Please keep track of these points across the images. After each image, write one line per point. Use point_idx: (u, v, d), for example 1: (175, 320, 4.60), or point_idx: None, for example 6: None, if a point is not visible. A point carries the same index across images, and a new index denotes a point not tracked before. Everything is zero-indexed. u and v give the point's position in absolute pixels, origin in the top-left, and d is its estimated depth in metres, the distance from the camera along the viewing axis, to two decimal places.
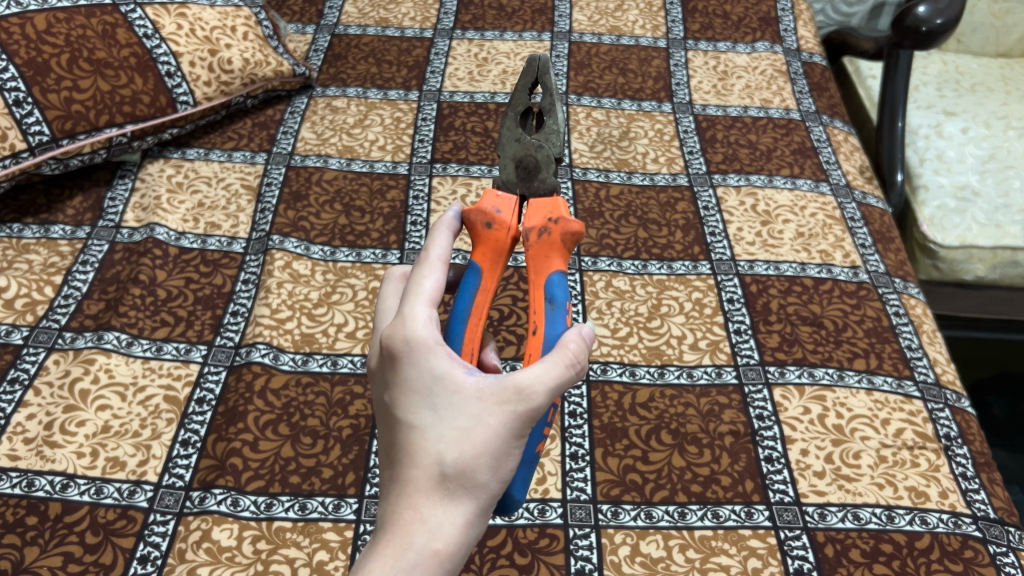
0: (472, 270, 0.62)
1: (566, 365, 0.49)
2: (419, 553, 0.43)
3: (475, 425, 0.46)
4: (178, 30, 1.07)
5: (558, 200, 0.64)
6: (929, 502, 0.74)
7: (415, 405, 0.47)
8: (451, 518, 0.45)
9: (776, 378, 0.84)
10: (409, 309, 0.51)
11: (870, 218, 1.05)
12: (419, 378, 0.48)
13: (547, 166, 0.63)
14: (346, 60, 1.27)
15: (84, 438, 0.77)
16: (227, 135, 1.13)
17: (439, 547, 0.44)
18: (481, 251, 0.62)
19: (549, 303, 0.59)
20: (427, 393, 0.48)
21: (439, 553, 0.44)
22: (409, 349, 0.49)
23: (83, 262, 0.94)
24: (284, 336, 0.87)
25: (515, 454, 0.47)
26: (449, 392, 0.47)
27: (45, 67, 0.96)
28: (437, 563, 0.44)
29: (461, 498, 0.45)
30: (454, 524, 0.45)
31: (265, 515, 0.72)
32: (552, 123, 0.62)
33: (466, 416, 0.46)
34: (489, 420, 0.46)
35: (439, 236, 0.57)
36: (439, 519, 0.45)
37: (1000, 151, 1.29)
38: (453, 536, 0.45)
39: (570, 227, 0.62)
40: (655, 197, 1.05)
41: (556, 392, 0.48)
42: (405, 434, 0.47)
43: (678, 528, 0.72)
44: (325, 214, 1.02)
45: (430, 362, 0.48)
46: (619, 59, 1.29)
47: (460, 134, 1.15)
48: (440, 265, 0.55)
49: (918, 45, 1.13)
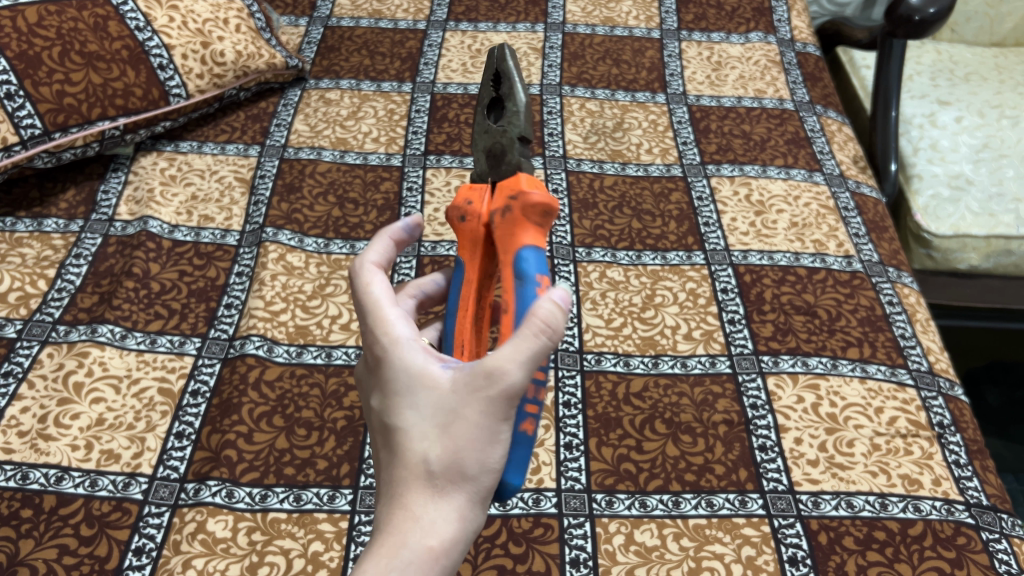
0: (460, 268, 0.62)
1: (536, 333, 0.45)
2: (414, 552, 0.44)
3: (455, 416, 0.46)
4: (170, 22, 1.06)
5: (523, 175, 0.61)
6: (922, 489, 0.75)
7: (398, 406, 0.47)
8: (445, 511, 0.46)
9: (770, 367, 0.84)
10: (380, 313, 0.51)
11: (864, 208, 1.05)
12: (397, 377, 0.48)
13: (511, 149, 0.61)
14: (339, 52, 1.27)
15: (79, 430, 0.77)
16: (220, 127, 1.12)
17: (433, 544, 0.44)
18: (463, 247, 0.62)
19: (519, 279, 0.57)
20: (408, 391, 0.48)
21: (434, 549, 0.44)
22: (386, 351, 0.49)
23: (76, 255, 0.94)
24: (278, 328, 0.87)
25: (499, 439, 0.47)
26: (427, 388, 0.47)
27: (37, 60, 0.96)
28: (432, 561, 0.44)
29: (452, 491, 0.46)
30: (450, 519, 0.46)
31: (260, 506, 0.72)
32: (512, 107, 0.60)
33: (447, 409, 0.46)
34: (469, 409, 0.46)
35: (378, 243, 0.55)
36: (432, 517, 0.45)
37: (994, 140, 1.29)
38: (447, 528, 0.45)
39: (539, 199, 0.59)
40: (649, 187, 1.05)
41: (534, 363, 0.46)
42: (392, 435, 0.47)
43: (673, 516, 0.72)
44: (319, 206, 1.02)
45: (406, 360, 0.48)
46: (613, 50, 1.28)
47: (454, 125, 1.15)
48: (376, 269, 0.53)
49: (911, 34, 1.13)
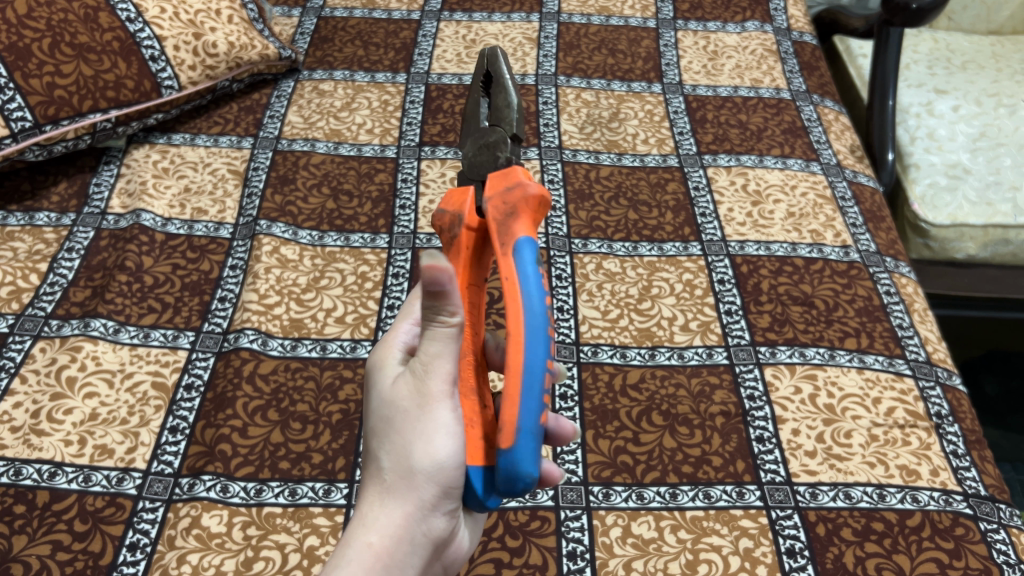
0: (526, 246, 0.52)
1: (435, 325, 0.48)
2: (355, 548, 0.49)
3: (399, 417, 0.51)
4: (162, 14, 1.05)
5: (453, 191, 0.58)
6: (921, 480, 0.74)
7: (372, 419, 0.54)
8: (394, 508, 0.51)
9: (767, 358, 0.84)
10: (394, 329, 0.56)
11: (861, 197, 1.04)
12: (376, 395, 0.54)
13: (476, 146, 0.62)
14: (332, 43, 1.26)
15: (72, 426, 0.76)
16: (213, 119, 1.11)
17: (374, 541, 0.50)
18: (525, 226, 0.53)
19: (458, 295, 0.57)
20: (377, 407, 0.53)
21: (373, 546, 0.50)
22: (375, 369, 0.55)
23: (69, 249, 0.93)
24: (272, 321, 0.87)
25: (446, 433, 0.50)
26: (388, 400, 0.52)
27: (27, 52, 0.95)
28: (371, 556, 0.49)
29: (398, 488, 0.51)
30: (398, 516, 0.51)
31: (255, 501, 0.72)
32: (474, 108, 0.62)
33: (394, 416, 0.51)
34: (407, 407, 0.51)
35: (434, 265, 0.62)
36: (380, 514, 0.51)
37: (991, 129, 1.29)
38: (390, 525, 0.51)
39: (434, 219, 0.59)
40: (645, 177, 1.05)
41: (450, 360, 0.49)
42: (369, 443, 0.54)
43: (670, 508, 0.72)
44: (313, 198, 1.01)
45: (385, 377, 0.54)
46: (608, 40, 1.27)
47: (449, 116, 1.14)
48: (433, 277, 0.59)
49: (908, 22, 1.12)
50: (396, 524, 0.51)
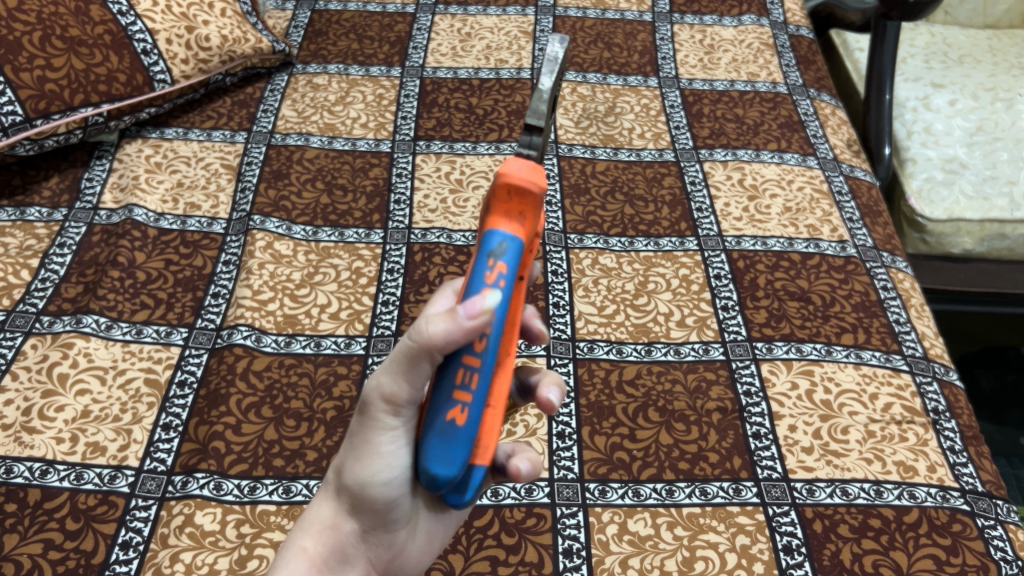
0: (486, 240, 0.46)
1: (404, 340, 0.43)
2: (292, 551, 0.53)
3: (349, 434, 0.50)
4: (153, 7, 1.04)
5: None
6: (917, 476, 0.74)
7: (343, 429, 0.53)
8: (332, 518, 0.53)
9: (764, 354, 0.84)
10: None
11: (858, 191, 1.04)
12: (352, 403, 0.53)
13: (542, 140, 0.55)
14: (326, 37, 1.25)
15: (64, 423, 0.75)
16: (206, 114, 1.10)
17: (309, 546, 0.53)
18: (502, 218, 0.47)
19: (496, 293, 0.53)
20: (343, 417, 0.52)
21: (307, 551, 0.53)
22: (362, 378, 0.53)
23: (60, 245, 0.92)
24: (266, 317, 0.86)
25: (382, 461, 0.48)
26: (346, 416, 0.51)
27: (18, 45, 0.93)
28: (303, 560, 0.52)
29: (335, 499, 0.53)
30: (334, 524, 0.53)
31: (249, 499, 0.71)
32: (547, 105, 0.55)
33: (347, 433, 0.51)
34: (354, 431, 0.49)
35: None
36: (320, 521, 0.53)
37: (988, 123, 1.29)
38: (325, 531, 0.53)
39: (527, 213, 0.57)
40: (641, 172, 1.04)
41: (399, 377, 0.44)
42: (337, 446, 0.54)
43: (667, 505, 0.72)
44: (307, 193, 1.00)
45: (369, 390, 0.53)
46: (604, 33, 1.27)
47: (444, 110, 1.13)
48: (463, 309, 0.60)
49: (907, 15, 1.12)
50: (331, 530, 0.53)
